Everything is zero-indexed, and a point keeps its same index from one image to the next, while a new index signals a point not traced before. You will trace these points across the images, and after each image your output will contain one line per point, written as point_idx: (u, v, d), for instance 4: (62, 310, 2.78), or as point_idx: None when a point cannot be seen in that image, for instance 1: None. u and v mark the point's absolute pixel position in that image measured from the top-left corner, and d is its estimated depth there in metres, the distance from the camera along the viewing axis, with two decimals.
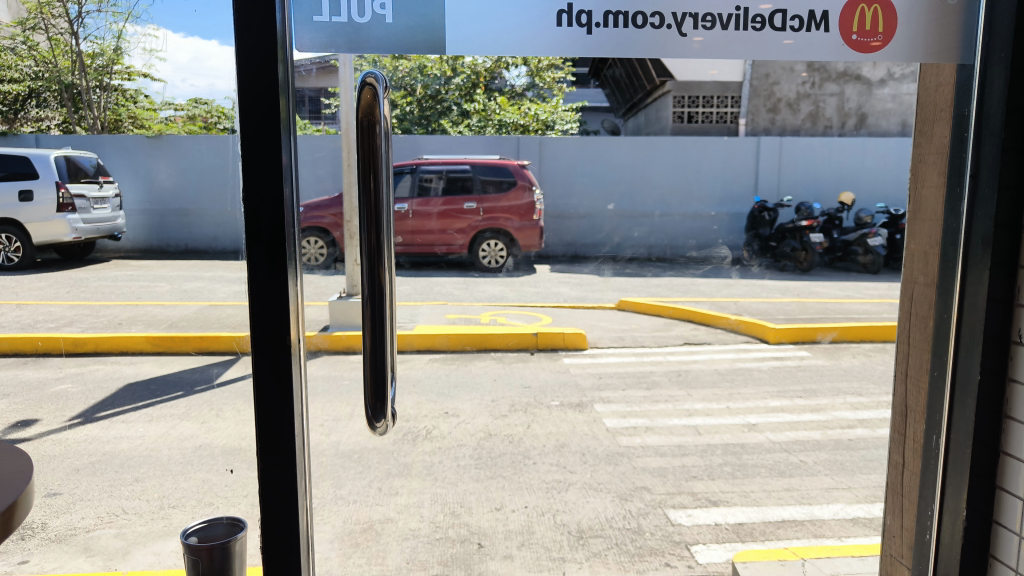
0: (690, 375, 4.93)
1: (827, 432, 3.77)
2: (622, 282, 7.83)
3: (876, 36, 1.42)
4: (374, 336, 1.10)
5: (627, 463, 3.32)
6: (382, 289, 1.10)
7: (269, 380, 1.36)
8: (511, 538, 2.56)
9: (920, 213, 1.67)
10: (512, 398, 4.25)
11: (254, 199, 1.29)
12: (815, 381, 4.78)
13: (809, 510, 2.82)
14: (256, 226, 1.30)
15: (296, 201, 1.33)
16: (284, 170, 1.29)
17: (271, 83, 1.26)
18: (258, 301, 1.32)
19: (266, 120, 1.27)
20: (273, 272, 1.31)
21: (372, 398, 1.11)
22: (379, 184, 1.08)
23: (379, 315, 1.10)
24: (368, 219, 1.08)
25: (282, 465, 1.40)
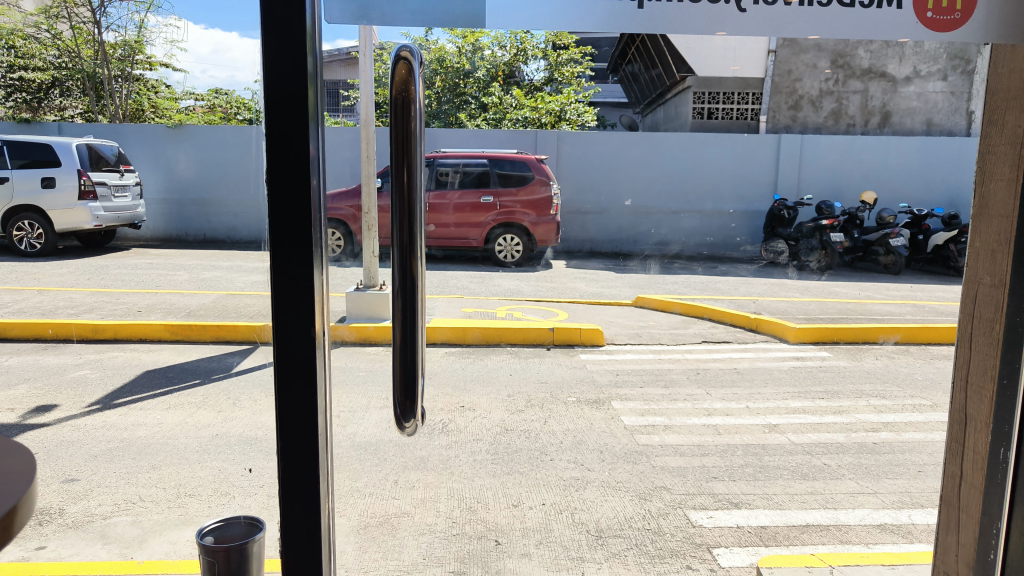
0: (708, 374, 4.86)
1: (850, 434, 3.71)
2: (638, 278, 7.74)
3: (954, 13, 1.35)
4: (404, 331, 1.06)
5: (646, 461, 3.27)
6: (416, 280, 1.06)
7: (293, 369, 1.32)
8: (528, 535, 2.52)
9: (986, 210, 1.53)
10: (529, 393, 4.21)
11: (279, 191, 1.25)
12: (838, 383, 4.69)
13: (834, 514, 2.79)
14: (282, 215, 1.26)
15: (323, 191, 1.29)
16: (311, 159, 1.25)
17: (298, 71, 1.22)
18: (281, 286, 1.28)
19: (290, 108, 1.22)
20: (296, 257, 1.27)
21: (401, 394, 1.07)
22: (413, 166, 1.03)
23: (411, 307, 1.05)
24: (402, 205, 1.03)
25: (305, 459, 1.37)
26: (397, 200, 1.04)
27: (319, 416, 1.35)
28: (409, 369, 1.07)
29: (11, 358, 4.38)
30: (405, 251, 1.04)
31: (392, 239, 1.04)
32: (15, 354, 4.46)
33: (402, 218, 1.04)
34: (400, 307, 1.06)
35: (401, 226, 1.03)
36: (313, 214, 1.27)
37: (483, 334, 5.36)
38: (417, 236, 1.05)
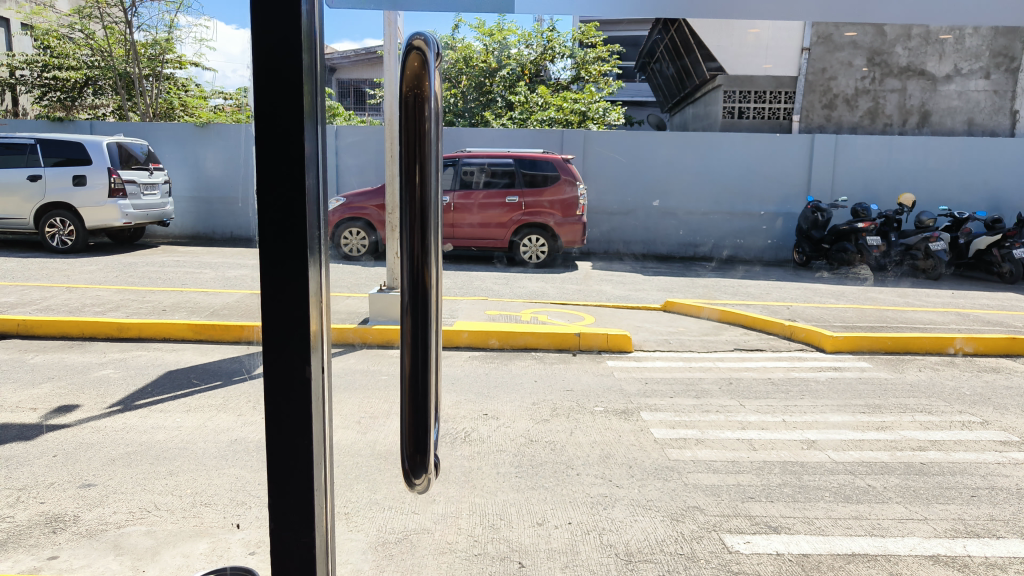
0: (742, 384, 4.67)
1: (895, 454, 3.53)
2: (666, 280, 7.53)
3: None
4: (412, 369, 0.88)
5: (678, 478, 3.11)
6: (429, 310, 0.87)
7: (286, 398, 1.12)
8: (554, 557, 2.38)
9: None
10: (555, 401, 4.08)
11: (269, 192, 1.05)
12: (880, 396, 4.48)
13: (881, 543, 2.63)
14: (274, 222, 1.06)
15: (322, 196, 1.09)
16: (308, 160, 1.05)
17: (294, 57, 1.02)
18: (270, 302, 1.08)
19: (284, 101, 1.02)
20: (289, 268, 1.07)
21: (409, 446, 0.89)
22: (426, 173, 0.85)
23: (422, 340, 0.86)
24: (411, 217, 0.85)
25: (296, 501, 1.16)
26: (406, 213, 0.86)
27: (314, 454, 1.15)
28: (419, 417, 0.88)
29: (35, 355, 4.36)
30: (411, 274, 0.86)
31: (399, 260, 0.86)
32: (38, 352, 4.42)
33: (410, 233, 0.85)
34: (409, 340, 0.88)
35: (411, 243, 0.85)
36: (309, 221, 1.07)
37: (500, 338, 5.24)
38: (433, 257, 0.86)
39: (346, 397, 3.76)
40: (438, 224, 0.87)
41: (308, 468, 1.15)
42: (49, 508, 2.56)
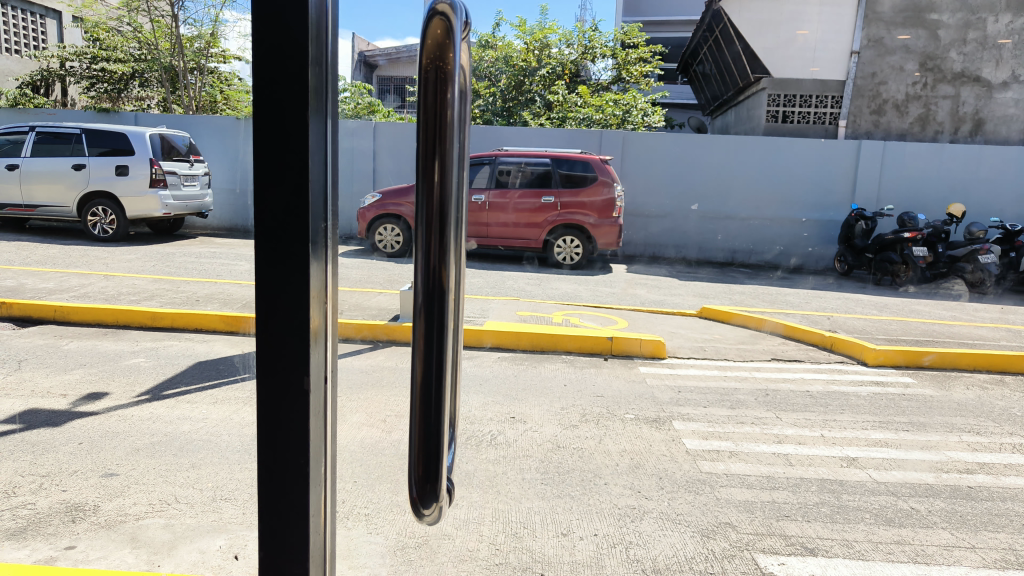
0: (779, 396, 4.51)
1: (940, 476, 3.35)
2: (702, 286, 7.36)
3: None
4: (424, 384, 0.79)
5: (709, 492, 3.00)
6: (446, 319, 0.78)
7: (281, 410, 0.93)
8: (577, 571, 2.29)
9: None
10: (584, 407, 3.98)
11: (267, 184, 0.87)
12: (924, 414, 4.28)
13: (924, 571, 2.49)
14: (272, 217, 0.88)
15: (330, 191, 0.91)
16: (313, 150, 0.86)
17: (297, 24, 0.84)
18: (266, 307, 0.90)
19: (288, 76, 0.84)
20: (287, 259, 0.88)
21: (419, 467, 0.80)
22: (445, 167, 0.75)
23: (437, 352, 0.78)
24: (429, 216, 0.76)
25: (291, 542, 0.97)
26: (423, 211, 0.76)
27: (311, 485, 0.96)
28: (431, 437, 0.79)
29: (70, 342, 4.43)
30: (424, 278, 0.77)
31: (414, 263, 0.77)
32: (72, 339, 4.49)
33: (426, 232, 0.77)
34: (422, 352, 0.79)
35: (428, 246, 0.76)
36: (311, 208, 0.88)
37: (521, 341, 5.17)
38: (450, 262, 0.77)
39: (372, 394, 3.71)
40: (458, 224, 0.78)
41: (304, 498, 0.96)
42: (71, 497, 2.59)
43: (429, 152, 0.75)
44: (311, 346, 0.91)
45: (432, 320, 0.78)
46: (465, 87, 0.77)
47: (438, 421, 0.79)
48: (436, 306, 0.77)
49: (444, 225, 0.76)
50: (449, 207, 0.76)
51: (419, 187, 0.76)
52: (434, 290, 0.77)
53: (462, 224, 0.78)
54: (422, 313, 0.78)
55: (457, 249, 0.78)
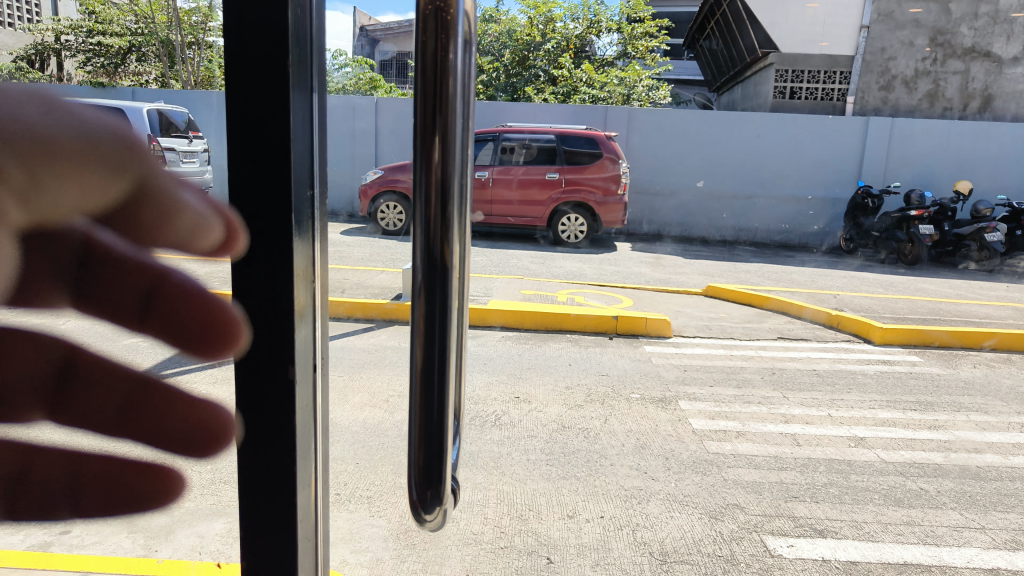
0: (786, 375, 4.46)
1: (948, 456, 3.30)
2: (707, 265, 7.27)
3: None
4: (426, 375, 0.70)
5: (717, 473, 2.96)
6: (449, 300, 0.70)
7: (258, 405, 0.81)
8: (584, 554, 2.26)
9: None
10: (589, 387, 3.94)
11: (243, 157, 0.76)
12: (932, 393, 4.22)
13: (935, 552, 2.45)
14: (249, 191, 0.77)
15: (316, 165, 0.81)
16: (296, 120, 0.76)
17: None
18: (243, 289, 0.78)
19: (266, 32, 0.74)
20: (266, 233, 0.77)
21: (419, 470, 0.71)
22: (449, 132, 0.67)
23: (438, 340, 0.70)
24: (430, 184, 0.67)
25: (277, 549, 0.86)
26: (422, 179, 0.68)
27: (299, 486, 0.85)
28: (433, 430, 0.71)
29: None
30: (424, 255, 0.69)
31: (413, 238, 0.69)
32: None
33: (428, 199, 0.68)
34: (424, 334, 0.70)
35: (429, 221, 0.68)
36: (295, 179, 0.78)
37: (525, 319, 5.11)
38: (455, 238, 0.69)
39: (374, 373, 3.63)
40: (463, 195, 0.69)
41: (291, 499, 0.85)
42: None
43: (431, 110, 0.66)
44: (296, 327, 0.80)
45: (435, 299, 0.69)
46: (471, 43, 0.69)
47: (439, 415, 0.71)
48: (440, 286, 0.69)
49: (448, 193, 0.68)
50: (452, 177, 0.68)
51: (419, 150, 0.68)
52: (434, 267, 0.69)
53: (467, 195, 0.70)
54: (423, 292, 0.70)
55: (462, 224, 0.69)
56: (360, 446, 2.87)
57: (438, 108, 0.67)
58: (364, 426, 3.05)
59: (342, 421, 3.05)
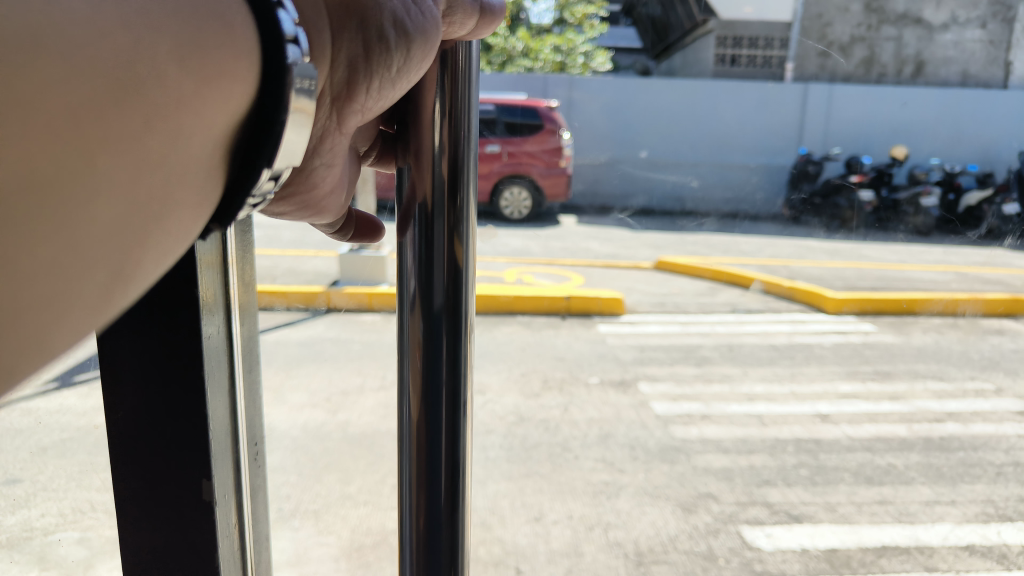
0: (743, 350, 4.42)
1: (912, 427, 3.21)
2: (655, 239, 7.20)
3: None
4: (425, 410, 0.79)
5: (685, 461, 2.85)
6: (458, 323, 0.78)
7: (150, 386, 1.00)
8: (555, 561, 2.09)
9: None
10: (544, 372, 3.77)
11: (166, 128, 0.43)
12: (889, 362, 4.16)
13: (912, 532, 2.34)
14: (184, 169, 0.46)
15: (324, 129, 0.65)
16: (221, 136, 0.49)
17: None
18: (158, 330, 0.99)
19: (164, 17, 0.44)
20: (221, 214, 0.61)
21: (424, 492, 0.81)
22: (453, 176, 0.75)
23: (438, 374, 0.78)
24: (438, 217, 0.76)
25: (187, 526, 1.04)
26: (422, 212, 0.76)
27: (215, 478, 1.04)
28: (435, 442, 0.79)
29: None
30: (427, 280, 0.77)
31: (416, 272, 0.77)
32: None
33: (432, 231, 0.76)
34: (423, 356, 0.78)
35: (436, 256, 0.76)
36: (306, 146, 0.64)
37: None
38: (457, 270, 0.77)
39: (316, 369, 3.39)
40: (464, 229, 0.77)
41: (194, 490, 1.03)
42: None
43: (436, 155, 0.75)
44: (201, 318, 0.98)
45: (437, 326, 0.77)
46: (476, 95, 0.76)
47: (439, 429, 0.79)
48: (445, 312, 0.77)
49: (451, 229, 0.76)
50: (454, 214, 0.76)
51: (419, 188, 0.75)
52: (435, 293, 0.77)
53: (470, 230, 0.78)
54: (425, 318, 0.78)
55: (463, 258, 0.77)
56: (303, 453, 2.67)
57: (443, 153, 0.75)
58: (305, 430, 2.84)
59: (279, 428, 2.89)
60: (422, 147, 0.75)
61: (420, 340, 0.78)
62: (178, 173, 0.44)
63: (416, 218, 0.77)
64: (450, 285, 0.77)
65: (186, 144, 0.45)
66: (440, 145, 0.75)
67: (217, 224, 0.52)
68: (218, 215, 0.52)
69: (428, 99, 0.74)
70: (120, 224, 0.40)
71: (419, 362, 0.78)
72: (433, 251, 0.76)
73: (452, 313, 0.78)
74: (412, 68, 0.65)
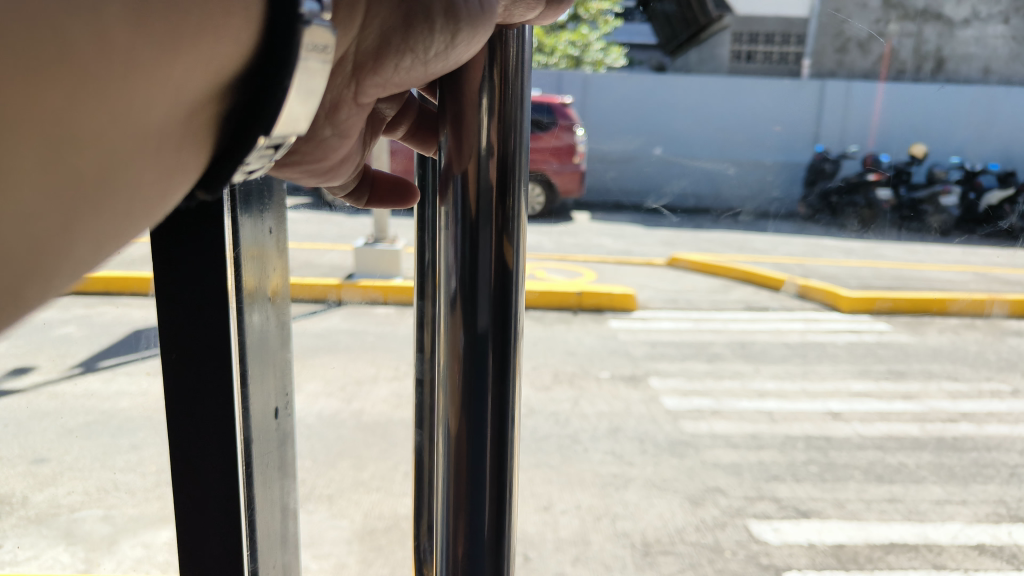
0: (756, 349, 4.44)
1: (925, 427, 3.21)
2: (670, 236, 7.21)
3: None
4: (467, 422, 0.70)
5: (694, 455, 2.88)
6: (503, 329, 0.70)
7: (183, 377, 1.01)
8: (562, 549, 2.13)
9: None
10: (556, 366, 3.80)
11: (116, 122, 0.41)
12: (903, 361, 4.14)
13: (922, 530, 2.33)
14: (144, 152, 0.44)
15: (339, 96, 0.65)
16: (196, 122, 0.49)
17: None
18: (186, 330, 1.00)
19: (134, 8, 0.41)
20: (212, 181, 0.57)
21: (466, 519, 0.72)
22: (503, 171, 0.67)
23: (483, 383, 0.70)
24: (487, 212, 0.67)
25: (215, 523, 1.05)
26: (464, 210, 0.67)
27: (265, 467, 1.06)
28: (480, 463, 0.71)
29: None
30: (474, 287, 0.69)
31: (458, 273, 0.68)
32: None
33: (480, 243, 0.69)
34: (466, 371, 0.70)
35: (484, 255, 0.68)
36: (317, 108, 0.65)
37: None
38: (505, 275, 0.69)
39: None
40: (515, 228, 0.69)
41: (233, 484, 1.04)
42: None
43: (484, 148, 0.67)
44: (245, 308, 1.00)
45: (485, 339, 0.69)
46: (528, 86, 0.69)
47: (481, 449, 0.71)
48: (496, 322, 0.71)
49: (499, 228, 0.68)
50: (502, 211, 0.68)
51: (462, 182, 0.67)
52: (481, 295, 0.68)
53: (517, 232, 0.70)
54: (468, 328, 0.69)
55: (513, 261, 0.69)
56: (317, 440, 2.74)
57: (493, 144, 0.67)
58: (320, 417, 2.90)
59: None
60: (467, 139, 0.67)
61: (463, 353, 0.69)
62: (139, 138, 0.43)
63: (459, 216, 0.68)
64: (497, 292, 0.69)
65: (147, 111, 0.43)
66: (489, 136, 0.67)
67: (205, 191, 0.53)
68: (204, 182, 0.53)
69: (473, 88, 0.67)
70: (60, 199, 0.38)
71: (465, 375, 0.70)
72: (480, 251, 0.68)
73: (499, 322, 0.69)
74: (459, 55, 0.62)
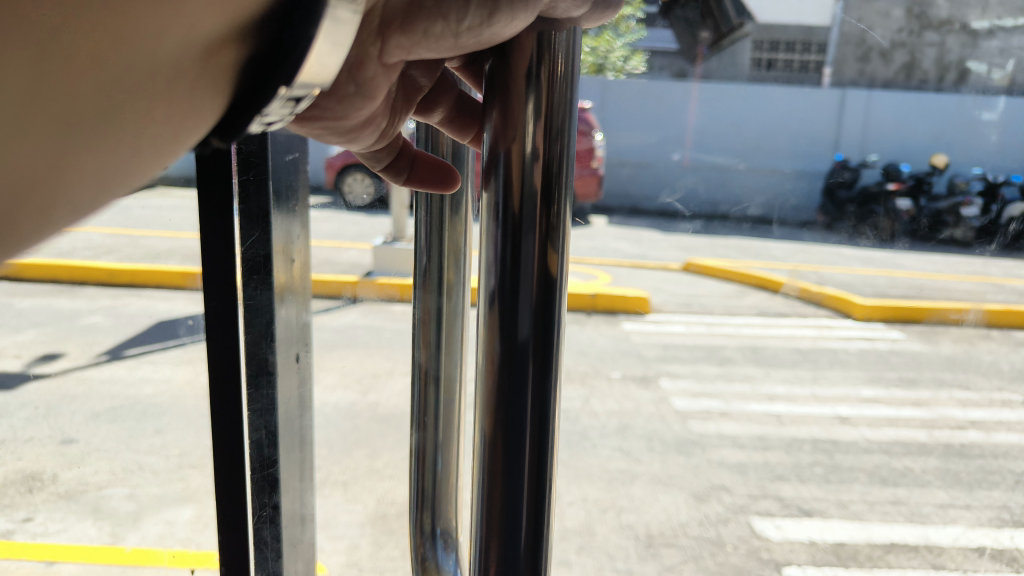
0: (767, 354, 4.48)
1: (932, 433, 3.24)
2: None
3: None
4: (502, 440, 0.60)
5: (701, 454, 2.93)
6: (542, 333, 0.59)
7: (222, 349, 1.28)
8: (568, 538, 2.20)
9: None
10: (568, 364, 3.86)
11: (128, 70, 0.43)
12: (914, 369, 4.15)
13: (922, 532, 2.37)
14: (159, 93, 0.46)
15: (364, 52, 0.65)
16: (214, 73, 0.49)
17: None
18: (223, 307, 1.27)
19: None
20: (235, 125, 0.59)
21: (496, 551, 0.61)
22: (547, 155, 0.58)
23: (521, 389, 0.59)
24: (528, 201, 0.58)
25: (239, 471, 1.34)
26: (505, 207, 0.59)
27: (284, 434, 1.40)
28: (517, 502, 0.61)
29: None
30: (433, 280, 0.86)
31: (496, 268, 0.59)
32: None
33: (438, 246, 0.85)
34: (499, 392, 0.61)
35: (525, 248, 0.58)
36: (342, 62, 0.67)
37: None
38: (549, 281, 0.60)
39: None
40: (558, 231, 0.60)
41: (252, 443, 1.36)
42: None
43: (531, 148, 0.58)
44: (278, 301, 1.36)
45: (525, 355, 0.59)
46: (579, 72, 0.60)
47: (518, 488, 0.61)
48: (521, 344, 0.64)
49: (541, 233, 0.59)
50: (546, 213, 0.59)
51: (505, 179, 0.59)
52: (523, 303, 0.59)
53: (463, 234, 0.85)
54: (507, 341, 0.60)
55: (557, 266, 0.60)
56: (333, 431, 2.82)
57: (540, 145, 0.58)
58: None
59: None
60: (513, 135, 0.58)
61: (500, 371, 0.60)
62: (139, 78, 0.43)
63: (500, 217, 0.59)
64: (539, 302, 0.59)
65: (155, 51, 0.43)
66: (536, 136, 0.58)
67: (219, 138, 0.53)
68: (220, 130, 0.53)
69: (523, 78, 0.58)
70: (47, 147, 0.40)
71: (501, 397, 0.60)
72: (522, 258, 0.59)
73: (540, 337, 0.60)
74: (496, 33, 0.58)
